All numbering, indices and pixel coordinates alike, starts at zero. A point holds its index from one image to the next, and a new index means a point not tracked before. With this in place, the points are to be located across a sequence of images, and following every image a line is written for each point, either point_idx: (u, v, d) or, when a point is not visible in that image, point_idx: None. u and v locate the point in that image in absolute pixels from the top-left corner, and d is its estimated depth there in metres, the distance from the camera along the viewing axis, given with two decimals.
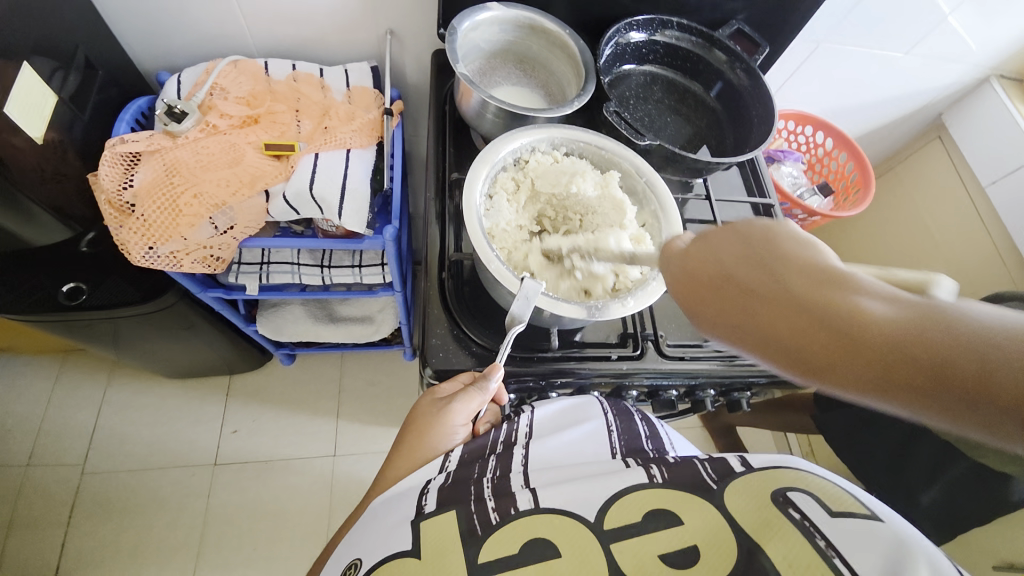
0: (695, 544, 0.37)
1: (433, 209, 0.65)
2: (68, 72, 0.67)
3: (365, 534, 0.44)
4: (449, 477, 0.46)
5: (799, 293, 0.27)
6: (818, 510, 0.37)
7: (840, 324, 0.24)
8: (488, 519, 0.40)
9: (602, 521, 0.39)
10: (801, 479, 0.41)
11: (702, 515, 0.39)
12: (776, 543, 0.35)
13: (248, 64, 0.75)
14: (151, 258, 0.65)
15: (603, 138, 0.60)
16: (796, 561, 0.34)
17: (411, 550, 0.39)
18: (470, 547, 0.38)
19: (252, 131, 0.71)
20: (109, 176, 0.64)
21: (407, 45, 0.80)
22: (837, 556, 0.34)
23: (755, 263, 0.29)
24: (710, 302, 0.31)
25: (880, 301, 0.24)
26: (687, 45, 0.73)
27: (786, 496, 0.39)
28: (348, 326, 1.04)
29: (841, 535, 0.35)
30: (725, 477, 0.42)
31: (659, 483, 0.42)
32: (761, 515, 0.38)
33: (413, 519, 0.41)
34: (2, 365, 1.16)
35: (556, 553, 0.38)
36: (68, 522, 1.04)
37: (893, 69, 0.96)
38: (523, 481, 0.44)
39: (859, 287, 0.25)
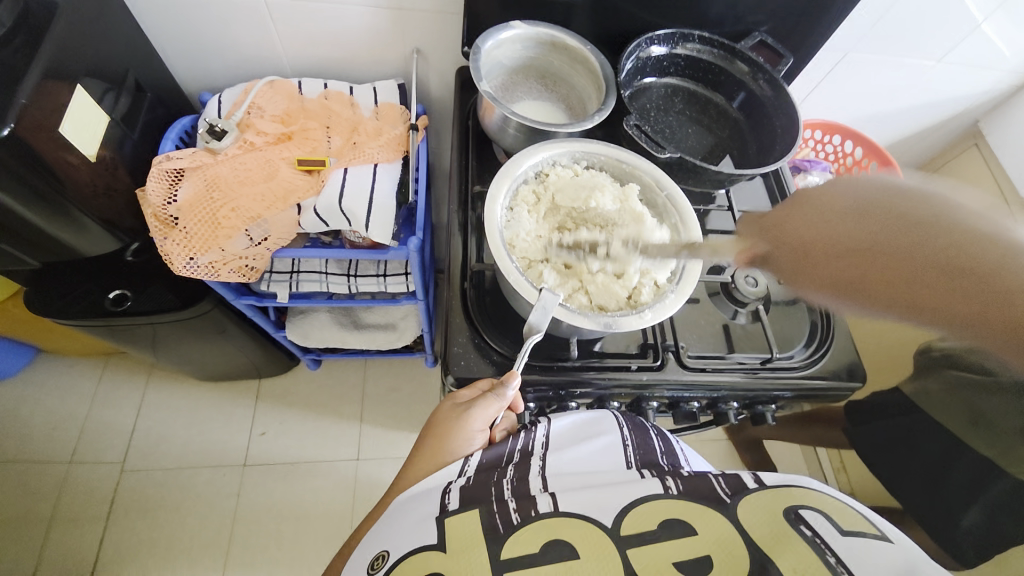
0: (708, 554, 0.38)
1: (456, 220, 0.67)
2: (120, 94, 0.71)
3: (388, 527, 0.44)
4: (468, 480, 0.46)
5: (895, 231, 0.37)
6: (829, 528, 0.39)
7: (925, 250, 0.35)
8: (510, 519, 0.41)
9: (619, 527, 0.40)
10: (812, 496, 0.43)
11: (716, 527, 0.40)
12: (786, 555, 0.37)
13: (283, 83, 0.79)
14: (192, 268, 0.68)
15: (622, 151, 0.61)
16: (807, 575, 0.36)
17: (436, 544, 0.40)
18: (493, 544, 0.39)
19: (285, 147, 0.74)
20: (156, 192, 0.68)
21: (432, 62, 0.83)
22: (846, 573, 0.36)
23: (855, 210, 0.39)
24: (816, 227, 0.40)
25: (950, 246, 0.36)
26: (708, 57, 0.73)
27: (797, 513, 0.41)
28: (372, 333, 1.07)
29: (852, 554, 0.37)
30: (738, 492, 0.43)
31: (674, 494, 0.43)
32: (773, 530, 0.39)
33: (437, 514, 0.42)
34: (50, 366, 1.24)
35: (574, 554, 0.38)
36: (107, 517, 1.09)
37: (924, 77, 0.94)
38: (542, 485, 0.45)
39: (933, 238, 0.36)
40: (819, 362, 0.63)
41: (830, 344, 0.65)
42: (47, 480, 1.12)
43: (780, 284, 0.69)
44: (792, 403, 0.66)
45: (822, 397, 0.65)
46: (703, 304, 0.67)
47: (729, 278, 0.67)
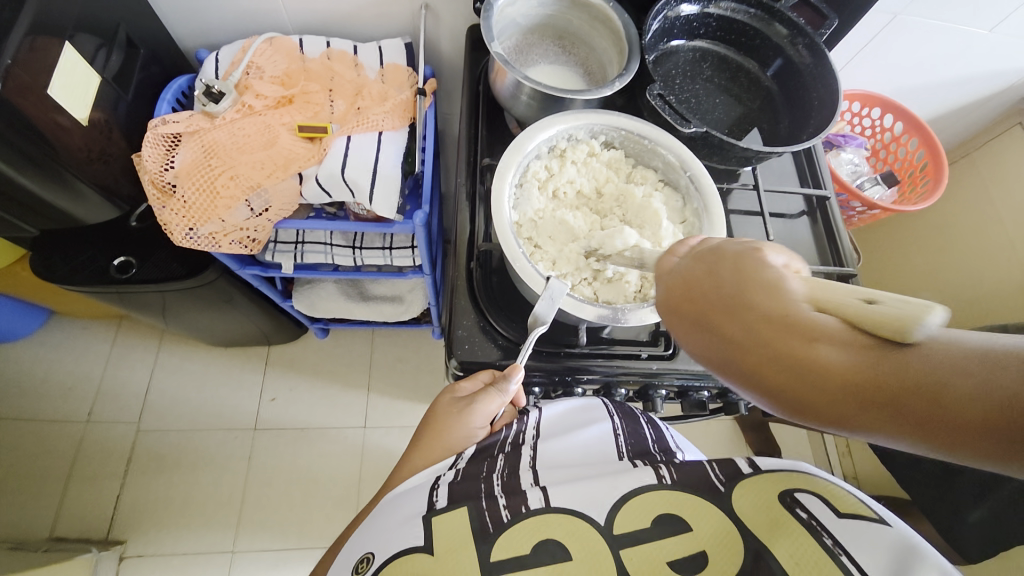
0: (703, 549, 0.37)
1: (465, 191, 0.63)
2: (111, 50, 0.67)
3: (376, 527, 0.43)
4: (457, 475, 0.45)
5: (766, 343, 0.24)
6: (825, 510, 0.37)
7: (789, 366, 0.24)
8: (499, 517, 0.40)
9: (612, 524, 0.39)
10: (808, 479, 0.41)
11: (710, 520, 0.39)
12: (783, 542, 0.36)
13: (283, 41, 0.74)
14: (193, 239, 0.66)
15: (647, 126, 0.56)
16: (802, 560, 0.35)
17: (423, 546, 0.39)
18: (482, 544, 0.38)
19: (286, 111, 0.70)
20: (152, 158, 0.65)
21: (442, 19, 0.77)
22: (844, 554, 0.34)
23: (714, 287, 0.27)
24: (686, 319, 0.29)
25: (838, 347, 0.23)
26: (743, 17, 0.67)
27: (793, 496, 0.39)
28: (378, 305, 1.06)
29: (848, 535, 0.35)
30: (732, 478, 0.42)
31: (670, 484, 0.41)
32: (767, 515, 0.38)
33: (425, 513, 0.41)
34: (65, 327, 1.26)
35: (566, 556, 0.38)
36: (124, 475, 1.13)
37: (980, 45, 0.86)
38: (533, 480, 0.43)
39: (817, 332, 0.23)
40: None
41: None
42: (67, 438, 1.15)
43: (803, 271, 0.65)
44: None
45: None
46: None
47: None
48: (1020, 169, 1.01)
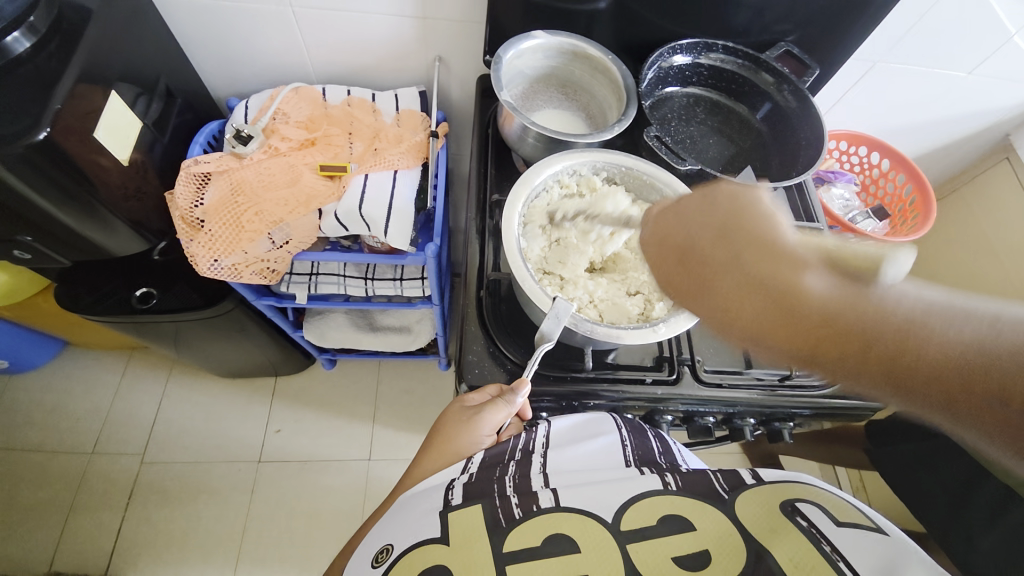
0: (707, 547, 0.37)
1: (474, 226, 0.67)
2: (151, 99, 0.74)
3: (396, 521, 0.45)
4: (471, 477, 0.46)
5: (765, 275, 0.35)
6: (824, 518, 0.39)
7: (789, 298, 0.34)
8: (511, 513, 0.40)
9: (620, 521, 0.39)
10: (810, 491, 0.42)
11: (713, 520, 0.39)
12: (783, 544, 0.36)
13: (308, 90, 0.80)
14: (216, 270, 0.70)
15: (643, 162, 0.61)
16: (802, 561, 0.35)
17: (440, 537, 0.40)
18: (495, 536, 0.39)
19: (309, 152, 0.76)
20: (183, 195, 0.70)
21: (454, 69, 0.84)
22: (842, 560, 0.35)
23: (723, 238, 0.37)
24: (689, 277, 0.38)
25: (823, 281, 0.34)
26: (732, 67, 0.73)
27: (794, 505, 0.40)
28: (386, 336, 1.08)
29: (846, 543, 0.36)
30: (736, 487, 0.43)
31: (674, 490, 0.42)
32: (769, 520, 0.39)
33: (441, 508, 0.42)
34: (77, 358, 1.28)
35: (575, 548, 0.38)
36: (125, 507, 1.12)
37: (956, 88, 0.91)
38: (544, 482, 0.44)
39: (804, 266, 0.34)
40: None
41: None
42: (70, 469, 1.15)
43: None
44: (811, 421, 0.64)
45: (844, 415, 0.63)
46: None
47: None
48: (1007, 203, 1.05)
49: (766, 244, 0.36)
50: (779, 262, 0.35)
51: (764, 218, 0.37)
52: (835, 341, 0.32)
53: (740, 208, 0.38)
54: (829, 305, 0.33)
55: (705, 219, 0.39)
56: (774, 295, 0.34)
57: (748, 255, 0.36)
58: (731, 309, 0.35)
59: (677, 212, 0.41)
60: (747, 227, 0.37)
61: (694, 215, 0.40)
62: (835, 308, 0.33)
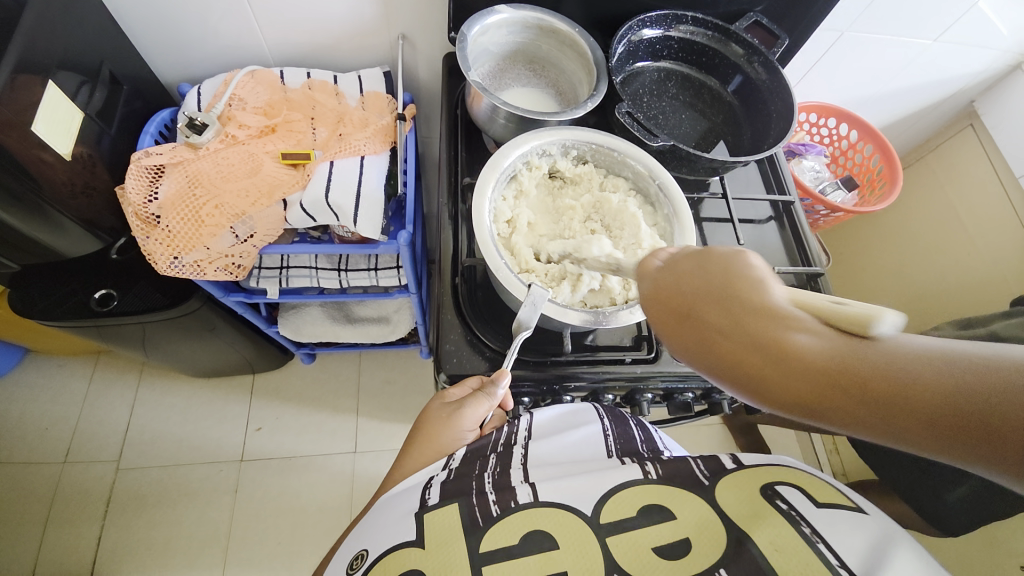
0: (687, 535, 0.38)
1: (446, 212, 0.65)
2: (95, 87, 0.69)
3: (371, 524, 0.44)
4: (448, 475, 0.45)
5: (750, 333, 0.28)
6: (805, 501, 0.39)
7: (770, 352, 0.28)
8: (489, 511, 0.40)
9: (599, 515, 0.40)
10: (789, 475, 0.43)
11: (694, 510, 0.40)
12: (763, 529, 0.37)
13: (265, 74, 0.76)
14: (177, 267, 0.67)
15: (614, 138, 0.60)
16: (782, 545, 0.35)
17: (415, 540, 0.39)
18: (471, 537, 0.39)
19: (269, 140, 0.72)
20: (136, 190, 0.66)
21: (419, 48, 0.81)
22: (821, 542, 0.35)
23: (712, 297, 0.31)
24: (685, 332, 0.32)
25: (810, 335, 0.27)
26: (702, 39, 0.71)
27: (774, 489, 0.40)
28: (364, 327, 1.06)
29: (826, 523, 0.36)
30: (716, 473, 0.43)
31: (653, 478, 0.43)
32: (749, 507, 0.39)
33: (417, 510, 0.42)
34: (40, 365, 1.22)
35: (554, 545, 0.38)
36: (103, 516, 1.09)
37: (921, 56, 0.93)
38: (523, 477, 0.44)
39: (794, 322, 0.28)
40: None
41: None
42: (41, 481, 1.11)
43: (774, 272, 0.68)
44: None
45: None
46: None
47: None
48: (970, 169, 1.08)
49: (748, 305, 0.29)
50: (729, 288, 0.30)
51: (754, 284, 0.30)
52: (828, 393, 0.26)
53: (726, 264, 0.31)
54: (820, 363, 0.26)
55: (691, 267, 0.33)
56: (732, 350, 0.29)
57: (710, 316, 0.30)
58: (734, 361, 0.29)
59: (671, 269, 0.34)
60: (726, 296, 0.30)
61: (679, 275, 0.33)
62: (802, 367, 0.27)
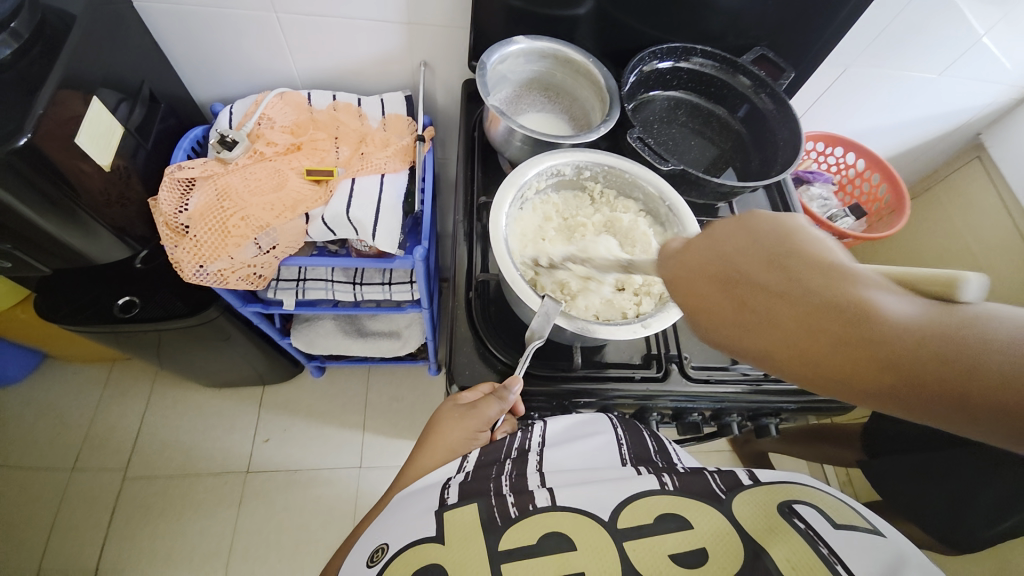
0: (703, 546, 0.38)
1: (462, 229, 0.67)
2: (134, 104, 0.73)
3: (390, 519, 0.45)
4: (466, 476, 0.46)
5: (817, 290, 0.27)
6: (822, 521, 0.40)
7: (846, 312, 0.26)
8: (507, 512, 0.41)
9: (616, 520, 0.40)
10: (807, 493, 0.43)
11: (710, 521, 0.40)
12: (781, 546, 0.37)
13: (293, 96, 0.80)
14: (201, 276, 0.70)
15: (626, 160, 0.61)
16: (799, 563, 0.36)
17: (434, 536, 0.40)
18: (491, 535, 0.39)
19: (295, 157, 0.75)
20: (168, 201, 0.69)
21: (439, 74, 0.85)
22: (839, 562, 0.36)
23: (767, 263, 0.29)
24: (723, 301, 0.30)
25: (897, 299, 0.26)
26: (710, 70, 0.74)
27: (791, 506, 0.41)
28: (375, 341, 1.08)
29: (842, 545, 0.37)
30: (734, 488, 0.44)
31: (671, 490, 0.43)
32: (766, 521, 0.40)
33: (437, 508, 0.42)
34: (56, 371, 1.25)
35: (571, 546, 0.39)
36: (108, 524, 1.09)
37: (925, 90, 0.95)
38: (540, 481, 0.44)
39: (872, 283, 0.26)
40: None
41: None
42: (50, 488, 1.12)
43: None
44: (796, 415, 0.66)
45: (828, 409, 0.65)
46: None
47: None
48: (978, 199, 1.10)
49: (812, 266, 0.27)
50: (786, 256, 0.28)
51: (814, 243, 0.29)
52: (902, 366, 0.25)
53: (780, 237, 0.29)
54: (879, 344, 0.25)
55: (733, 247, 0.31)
56: (796, 321, 0.27)
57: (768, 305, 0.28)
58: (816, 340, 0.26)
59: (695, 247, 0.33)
60: (786, 256, 0.28)
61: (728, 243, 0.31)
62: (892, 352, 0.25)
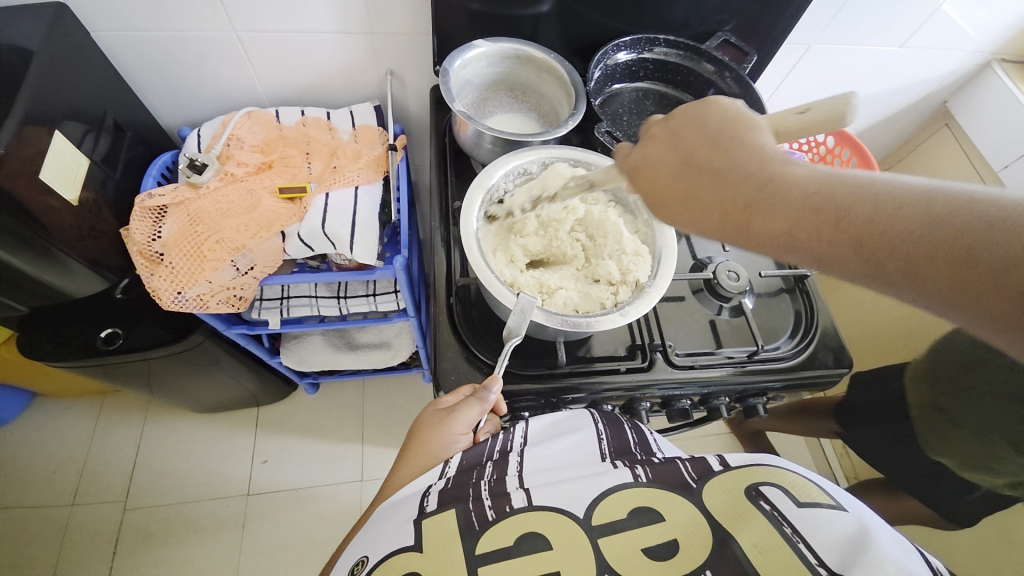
0: (675, 537, 0.39)
1: (438, 236, 0.68)
2: (99, 134, 0.72)
3: (372, 532, 0.45)
4: (447, 482, 0.46)
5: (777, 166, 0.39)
6: (787, 501, 0.40)
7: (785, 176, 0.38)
8: (485, 515, 0.41)
9: (591, 517, 0.40)
10: (774, 473, 0.43)
11: (681, 510, 0.41)
12: (747, 531, 0.38)
13: (261, 114, 0.80)
14: (180, 302, 0.69)
15: (592, 154, 0.61)
16: (765, 547, 0.37)
17: (412, 545, 0.40)
18: (468, 540, 0.40)
19: (266, 176, 0.75)
20: (140, 230, 0.69)
21: (407, 82, 0.85)
22: (801, 542, 0.37)
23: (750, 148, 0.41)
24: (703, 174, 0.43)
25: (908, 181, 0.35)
26: (675, 59, 0.75)
27: (758, 489, 0.41)
28: (366, 353, 1.07)
29: (806, 524, 0.38)
30: (704, 475, 0.44)
31: (644, 482, 0.43)
32: (734, 507, 0.40)
33: (416, 517, 0.42)
34: (47, 408, 1.23)
35: (547, 545, 0.39)
36: (111, 557, 1.08)
37: (890, 63, 0.97)
38: (518, 482, 0.45)
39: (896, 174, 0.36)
40: (807, 350, 0.65)
41: (815, 334, 0.66)
42: (49, 526, 1.11)
43: (762, 277, 0.70)
44: (783, 393, 0.66)
45: (814, 385, 0.65)
46: (688, 301, 0.68)
47: (711, 274, 0.67)
48: (953, 166, 1.11)
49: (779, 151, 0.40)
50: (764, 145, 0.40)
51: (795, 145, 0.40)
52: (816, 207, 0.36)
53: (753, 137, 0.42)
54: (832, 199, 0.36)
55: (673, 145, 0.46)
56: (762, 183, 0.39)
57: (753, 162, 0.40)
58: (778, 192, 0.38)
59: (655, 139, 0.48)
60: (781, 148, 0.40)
61: (682, 132, 0.45)
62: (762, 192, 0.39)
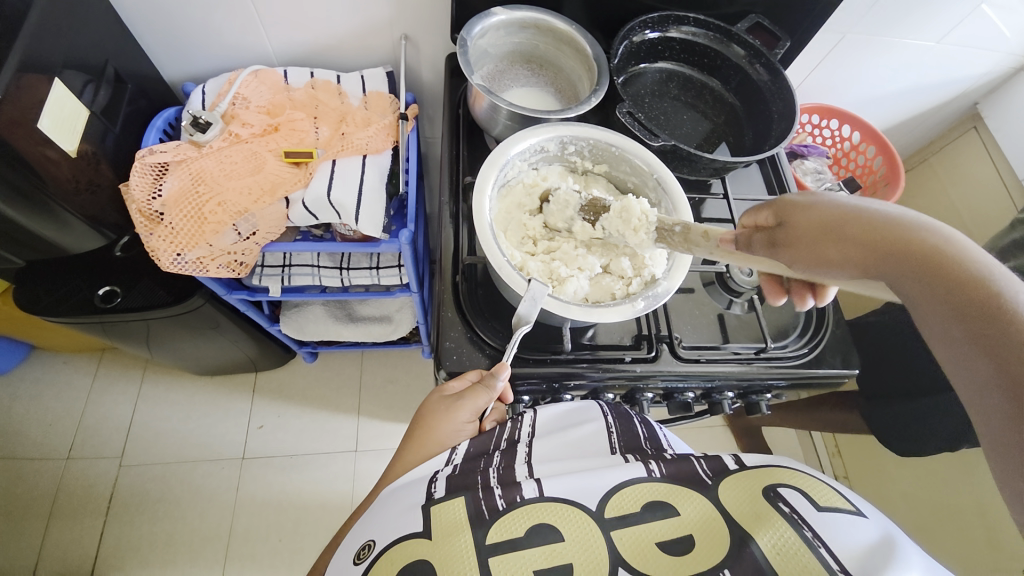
0: (689, 533, 0.39)
1: (447, 210, 0.65)
2: (100, 85, 0.69)
3: (375, 516, 0.45)
4: (454, 469, 0.46)
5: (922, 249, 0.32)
6: (806, 504, 0.39)
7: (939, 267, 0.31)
8: (495, 505, 0.41)
9: (604, 510, 0.40)
10: (792, 474, 0.43)
11: (696, 507, 0.40)
12: (767, 533, 0.37)
13: (268, 73, 0.77)
14: (180, 264, 0.67)
15: (612, 134, 0.59)
16: (784, 550, 0.36)
17: (422, 532, 0.39)
18: (478, 529, 0.39)
19: (272, 138, 0.73)
20: (140, 187, 0.67)
21: (422, 48, 0.81)
22: (823, 547, 0.36)
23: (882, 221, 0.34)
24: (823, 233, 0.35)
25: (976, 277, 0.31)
26: (703, 40, 0.71)
27: (776, 490, 0.41)
28: (366, 326, 1.06)
29: (827, 527, 0.37)
30: (719, 473, 0.43)
31: (657, 477, 0.43)
32: (753, 508, 0.40)
33: (424, 502, 0.42)
34: (45, 361, 1.23)
35: (559, 538, 0.39)
36: (106, 512, 1.10)
37: (924, 59, 0.93)
38: (528, 472, 0.44)
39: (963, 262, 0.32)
40: (814, 350, 0.63)
41: (824, 335, 0.64)
42: (46, 477, 1.12)
43: None
44: (788, 392, 0.65)
45: (819, 385, 0.64)
46: (697, 293, 0.66)
47: (723, 267, 0.66)
48: (975, 171, 1.08)
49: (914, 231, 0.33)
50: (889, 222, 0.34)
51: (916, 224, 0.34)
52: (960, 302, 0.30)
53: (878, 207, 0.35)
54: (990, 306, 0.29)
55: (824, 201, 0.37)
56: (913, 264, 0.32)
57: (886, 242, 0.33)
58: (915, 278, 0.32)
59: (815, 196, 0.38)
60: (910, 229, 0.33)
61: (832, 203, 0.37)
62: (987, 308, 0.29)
